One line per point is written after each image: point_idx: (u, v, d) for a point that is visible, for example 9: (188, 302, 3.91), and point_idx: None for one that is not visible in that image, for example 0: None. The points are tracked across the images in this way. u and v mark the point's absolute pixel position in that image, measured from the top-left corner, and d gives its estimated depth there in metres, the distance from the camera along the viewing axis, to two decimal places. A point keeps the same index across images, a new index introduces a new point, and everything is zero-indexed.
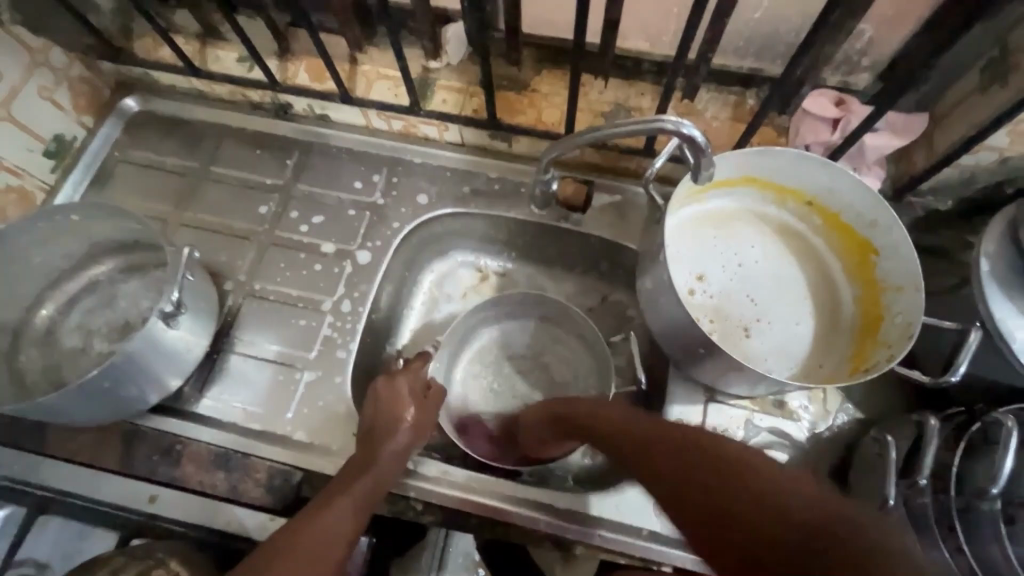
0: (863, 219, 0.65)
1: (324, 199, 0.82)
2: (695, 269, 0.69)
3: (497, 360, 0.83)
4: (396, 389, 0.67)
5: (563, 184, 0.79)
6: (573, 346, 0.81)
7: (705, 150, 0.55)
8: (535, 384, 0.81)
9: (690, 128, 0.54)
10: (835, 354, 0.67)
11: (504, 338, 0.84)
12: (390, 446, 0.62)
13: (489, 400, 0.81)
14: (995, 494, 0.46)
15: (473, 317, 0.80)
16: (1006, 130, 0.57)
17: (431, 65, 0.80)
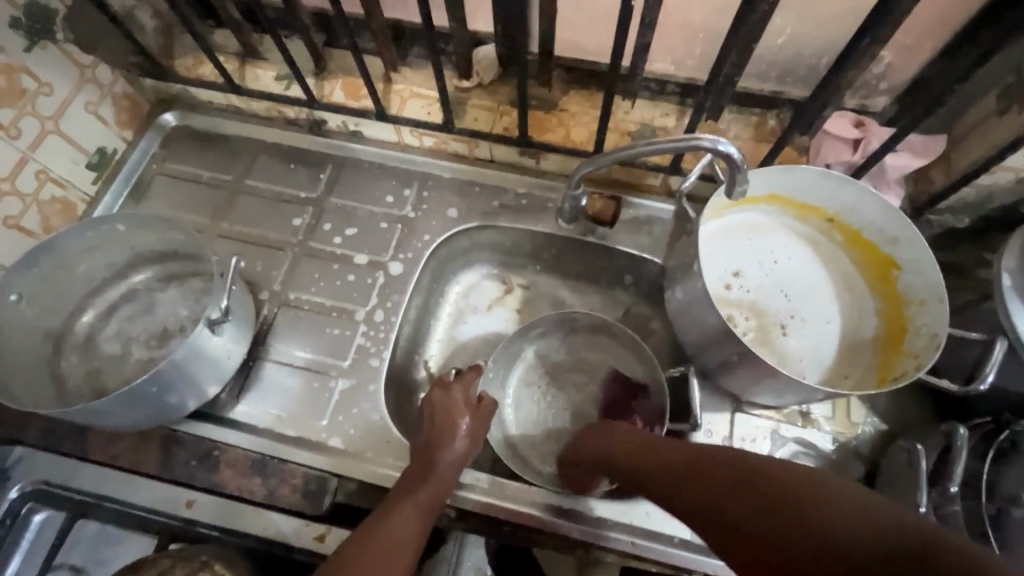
0: (884, 235, 0.68)
1: (357, 212, 0.85)
2: (730, 267, 0.71)
3: (542, 378, 0.83)
4: (453, 398, 0.68)
5: (591, 200, 0.82)
6: (617, 353, 0.81)
7: (740, 167, 0.57)
8: (580, 400, 0.81)
9: (726, 146, 0.56)
10: (865, 356, 0.69)
11: (543, 355, 0.84)
12: (445, 457, 0.62)
13: (536, 413, 0.81)
14: None
15: (516, 336, 0.81)
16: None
17: (463, 84, 0.83)
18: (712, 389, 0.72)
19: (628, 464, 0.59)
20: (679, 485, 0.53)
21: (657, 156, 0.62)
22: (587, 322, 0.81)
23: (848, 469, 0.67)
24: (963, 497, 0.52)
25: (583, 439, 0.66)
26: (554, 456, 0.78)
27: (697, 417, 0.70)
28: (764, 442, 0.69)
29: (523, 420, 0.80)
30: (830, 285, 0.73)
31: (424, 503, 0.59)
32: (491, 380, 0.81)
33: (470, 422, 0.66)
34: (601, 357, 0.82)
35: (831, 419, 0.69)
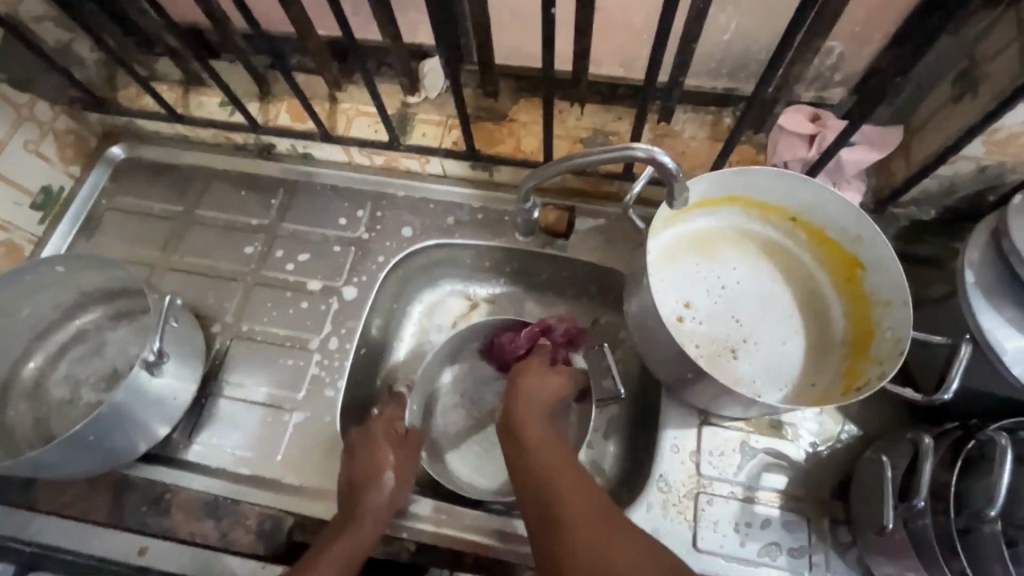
0: (847, 234, 0.65)
1: (309, 236, 0.82)
2: (679, 296, 0.68)
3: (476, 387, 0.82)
4: (373, 435, 0.66)
5: (545, 212, 0.79)
6: None
7: (677, 175, 0.56)
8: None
9: (662, 155, 0.54)
10: (826, 376, 0.66)
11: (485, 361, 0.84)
12: (373, 498, 0.62)
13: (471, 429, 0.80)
14: (994, 516, 0.45)
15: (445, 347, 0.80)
16: (983, 139, 0.56)
17: (410, 100, 0.81)
18: (678, 404, 0.69)
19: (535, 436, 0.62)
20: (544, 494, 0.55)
21: (599, 166, 0.60)
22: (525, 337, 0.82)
23: (823, 480, 0.64)
24: (932, 511, 0.49)
25: (534, 379, 0.68)
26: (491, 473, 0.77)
27: (662, 435, 0.68)
28: (734, 455, 0.66)
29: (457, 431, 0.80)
30: (789, 304, 0.69)
31: (364, 537, 0.60)
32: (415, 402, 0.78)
33: (395, 461, 0.65)
34: None
35: (802, 426, 0.66)
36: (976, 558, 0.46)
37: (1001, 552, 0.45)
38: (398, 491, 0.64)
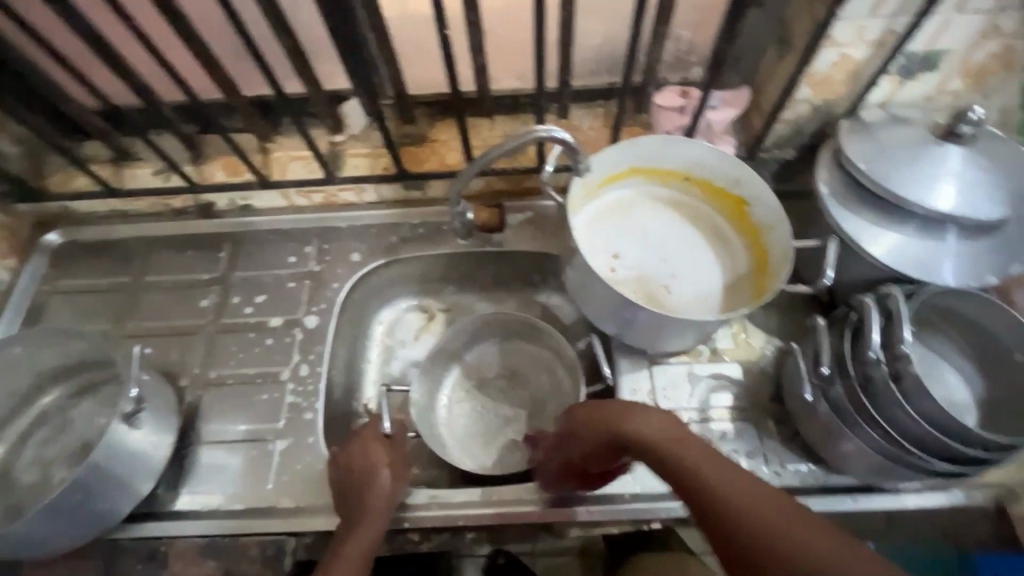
0: (729, 179, 0.77)
1: (262, 279, 0.86)
2: (609, 252, 0.79)
3: (478, 386, 0.85)
4: (359, 440, 0.68)
5: (477, 212, 0.87)
6: (544, 355, 0.85)
7: (577, 147, 0.66)
8: (516, 400, 0.84)
9: (559, 131, 0.65)
10: (744, 299, 0.77)
11: (482, 359, 0.87)
12: (373, 493, 0.64)
13: (472, 423, 0.82)
14: (877, 360, 0.56)
15: (448, 343, 0.83)
16: (807, 82, 0.70)
17: (337, 138, 0.88)
18: (628, 352, 0.77)
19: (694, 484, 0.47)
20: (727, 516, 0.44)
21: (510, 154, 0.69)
22: (509, 330, 0.86)
23: (762, 387, 0.74)
24: (838, 377, 0.60)
25: (628, 412, 0.55)
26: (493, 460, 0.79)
27: (620, 382, 0.76)
28: (684, 385, 0.74)
29: (457, 424, 0.82)
30: (707, 248, 0.81)
31: (369, 531, 0.62)
32: (418, 395, 0.80)
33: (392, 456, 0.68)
34: (530, 362, 0.86)
35: (734, 348, 0.76)
36: (878, 402, 0.57)
37: (892, 394, 0.55)
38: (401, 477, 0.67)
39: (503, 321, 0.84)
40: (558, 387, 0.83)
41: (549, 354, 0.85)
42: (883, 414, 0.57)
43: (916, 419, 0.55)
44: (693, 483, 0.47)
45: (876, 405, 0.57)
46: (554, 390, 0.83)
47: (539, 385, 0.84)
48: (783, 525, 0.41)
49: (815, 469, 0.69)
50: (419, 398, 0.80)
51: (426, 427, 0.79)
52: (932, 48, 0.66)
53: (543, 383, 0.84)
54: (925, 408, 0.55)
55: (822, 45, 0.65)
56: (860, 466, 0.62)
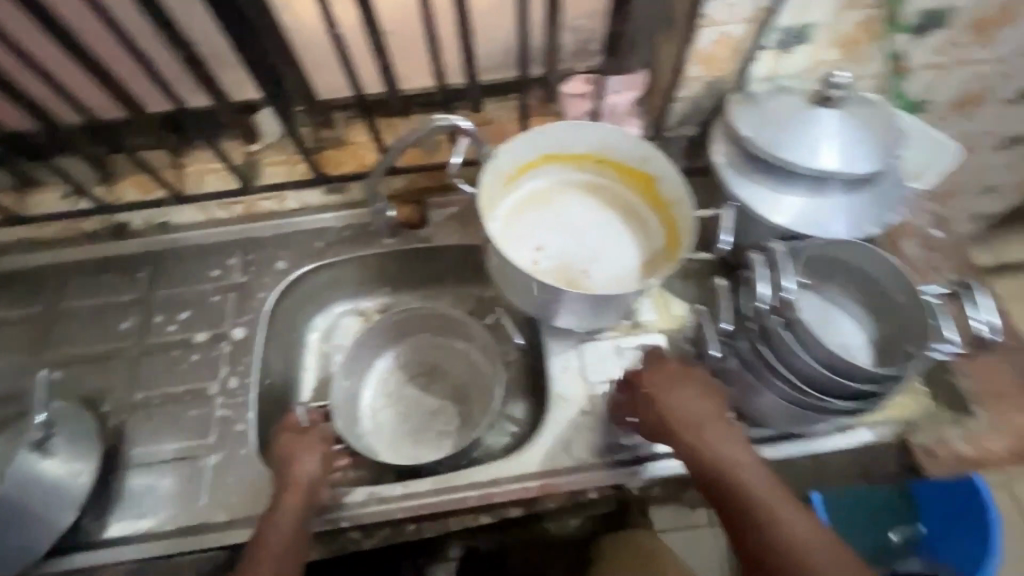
0: (633, 159, 0.80)
1: (185, 295, 0.84)
2: (531, 241, 0.82)
3: (397, 387, 0.86)
4: (279, 436, 0.68)
5: (398, 209, 0.87)
6: (464, 346, 0.86)
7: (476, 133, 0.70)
8: (440, 392, 0.85)
9: (459, 120, 0.68)
10: (661, 264, 0.80)
11: (407, 357, 0.87)
12: (292, 476, 0.64)
13: (402, 419, 0.83)
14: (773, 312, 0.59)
15: (361, 348, 0.83)
16: (695, 60, 0.74)
17: (253, 148, 0.88)
18: (558, 333, 0.79)
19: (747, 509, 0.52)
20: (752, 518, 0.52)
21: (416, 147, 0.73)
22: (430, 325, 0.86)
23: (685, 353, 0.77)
24: (742, 331, 0.63)
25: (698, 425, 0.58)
26: (425, 453, 0.80)
27: (551, 360, 0.77)
28: (612, 358, 0.77)
29: (383, 429, 0.83)
30: (620, 226, 0.84)
31: (296, 513, 0.61)
32: (339, 405, 0.79)
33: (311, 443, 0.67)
34: (452, 353, 0.87)
35: (657, 319, 0.79)
36: (779, 351, 0.60)
37: (788, 342, 0.59)
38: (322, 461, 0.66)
39: (417, 316, 0.84)
40: (479, 374, 0.85)
41: (467, 344, 0.86)
42: (783, 362, 0.60)
43: (812, 363, 0.58)
44: (739, 495, 0.53)
45: (775, 354, 0.61)
46: (478, 377, 0.85)
47: (458, 372, 0.86)
48: (796, 537, 0.50)
49: (739, 425, 0.71)
50: (341, 410, 0.79)
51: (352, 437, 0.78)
52: (801, 21, 0.71)
53: (465, 372, 0.86)
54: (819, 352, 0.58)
55: (701, 24, 0.69)
56: (773, 413, 0.66)
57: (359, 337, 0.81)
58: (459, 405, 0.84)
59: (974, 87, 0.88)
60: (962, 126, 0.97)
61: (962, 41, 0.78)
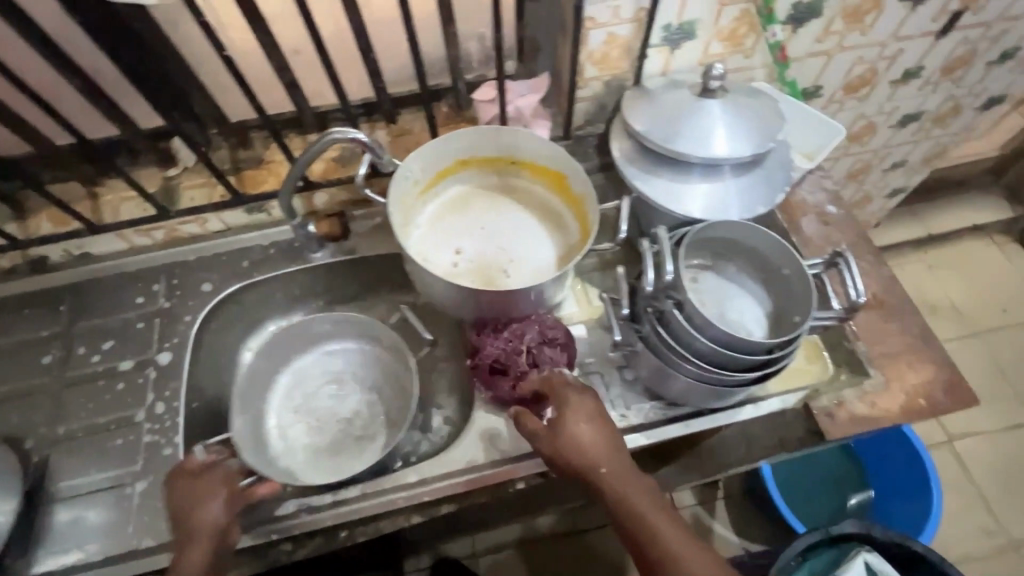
0: (537, 157, 0.83)
1: (109, 325, 0.84)
2: (451, 246, 0.85)
3: (303, 402, 0.87)
4: (176, 480, 0.64)
5: (318, 223, 0.88)
6: (361, 347, 0.89)
7: (371, 143, 0.71)
8: (348, 397, 0.87)
9: (353, 132, 0.69)
10: (574, 247, 0.84)
11: (307, 370, 0.89)
12: (194, 520, 0.60)
13: (316, 432, 0.84)
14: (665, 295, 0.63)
15: (260, 368, 0.83)
16: (588, 61, 0.78)
17: (170, 173, 0.88)
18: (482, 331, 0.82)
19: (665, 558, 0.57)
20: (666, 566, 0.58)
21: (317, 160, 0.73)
22: (322, 335, 0.88)
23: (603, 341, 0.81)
24: (642, 315, 0.67)
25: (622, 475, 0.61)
26: (348, 461, 0.81)
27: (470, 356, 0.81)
28: None
29: (297, 448, 0.83)
30: (518, 215, 0.87)
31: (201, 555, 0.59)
32: (245, 430, 0.78)
33: (218, 483, 0.63)
34: (351, 356, 0.89)
35: (577, 311, 0.83)
36: (674, 331, 0.64)
37: (680, 322, 0.62)
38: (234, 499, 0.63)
39: (313, 325, 0.86)
40: (384, 373, 0.87)
41: (366, 344, 0.89)
42: (680, 341, 0.64)
43: (703, 340, 0.62)
44: (655, 547, 0.58)
45: (670, 336, 0.64)
46: (381, 377, 0.88)
47: (358, 368, 0.89)
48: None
49: (656, 405, 0.75)
50: (247, 437, 0.78)
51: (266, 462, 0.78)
52: (683, 19, 0.75)
53: (368, 373, 0.88)
54: (705, 329, 0.62)
55: (588, 26, 0.73)
56: (688, 394, 0.69)
57: (256, 356, 0.82)
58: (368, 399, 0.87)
59: (862, 69, 0.94)
60: (856, 108, 1.03)
61: (839, 28, 0.83)
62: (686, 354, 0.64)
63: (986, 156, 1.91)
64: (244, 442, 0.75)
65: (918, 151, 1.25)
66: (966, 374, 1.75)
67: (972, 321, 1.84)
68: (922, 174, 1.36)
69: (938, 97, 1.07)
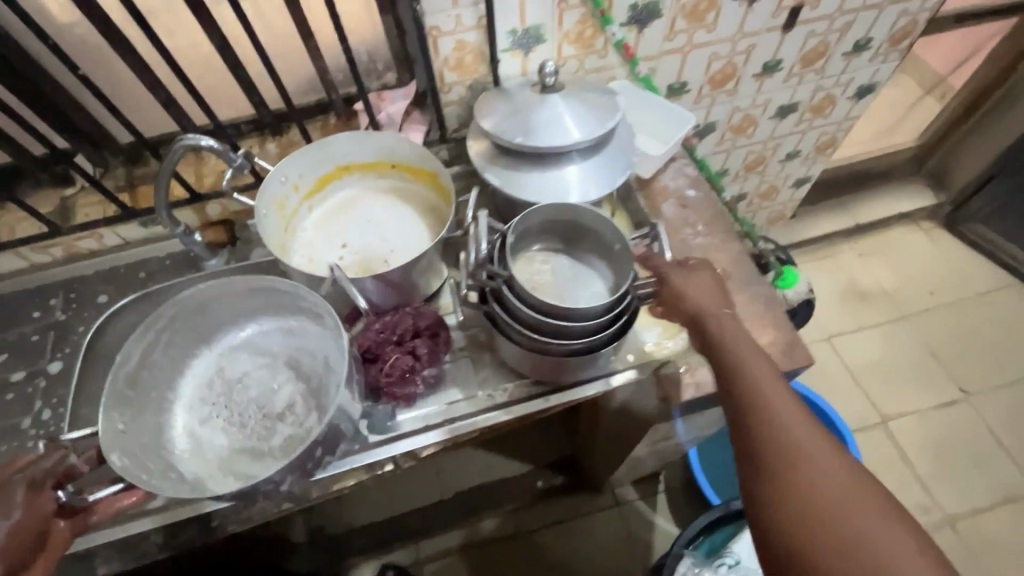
0: (410, 155, 0.88)
1: (4, 339, 0.87)
2: (337, 244, 0.89)
3: (219, 394, 0.79)
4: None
5: (203, 232, 0.91)
6: (286, 333, 0.81)
7: (224, 150, 0.75)
8: (270, 388, 0.79)
9: (203, 139, 0.73)
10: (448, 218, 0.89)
11: (226, 357, 0.81)
12: None
13: (226, 430, 0.76)
14: (495, 274, 0.68)
15: (159, 358, 0.75)
16: (444, 68, 0.85)
17: (67, 193, 0.92)
18: None
19: (787, 476, 0.51)
20: (788, 461, 0.51)
21: (178, 167, 0.76)
22: (238, 310, 0.80)
23: (476, 326, 0.84)
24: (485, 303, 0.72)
25: (791, 427, 0.53)
26: (257, 464, 0.73)
27: None
28: None
29: (203, 446, 0.75)
30: (396, 203, 0.92)
31: None
32: (134, 431, 0.71)
33: (26, 501, 0.58)
34: (275, 340, 0.81)
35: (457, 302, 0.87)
36: (509, 310, 0.69)
37: (509, 298, 0.68)
38: (52, 539, 0.60)
39: (222, 296, 0.77)
40: (312, 361, 0.79)
41: (293, 330, 0.81)
42: (513, 318, 0.69)
43: (531, 312, 0.66)
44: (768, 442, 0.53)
45: (507, 314, 0.70)
46: (306, 364, 0.79)
47: (282, 347, 0.80)
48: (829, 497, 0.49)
49: (519, 383, 0.79)
50: (135, 439, 0.70)
51: (162, 467, 0.70)
52: (527, 24, 0.82)
53: (290, 359, 0.80)
54: (529, 302, 0.67)
55: (434, 35, 0.80)
56: (547, 370, 0.74)
57: (132, 344, 0.71)
58: (290, 383, 0.78)
59: (720, 64, 1.01)
60: (729, 100, 1.10)
61: (683, 26, 0.90)
62: (521, 327, 0.68)
63: (905, 147, 2.00)
64: (123, 445, 0.68)
65: (808, 140, 1.31)
66: (900, 355, 1.79)
67: (904, 305, 1.88)
68: (821, 162, 1.42)
69: (808, 88, 1.14)
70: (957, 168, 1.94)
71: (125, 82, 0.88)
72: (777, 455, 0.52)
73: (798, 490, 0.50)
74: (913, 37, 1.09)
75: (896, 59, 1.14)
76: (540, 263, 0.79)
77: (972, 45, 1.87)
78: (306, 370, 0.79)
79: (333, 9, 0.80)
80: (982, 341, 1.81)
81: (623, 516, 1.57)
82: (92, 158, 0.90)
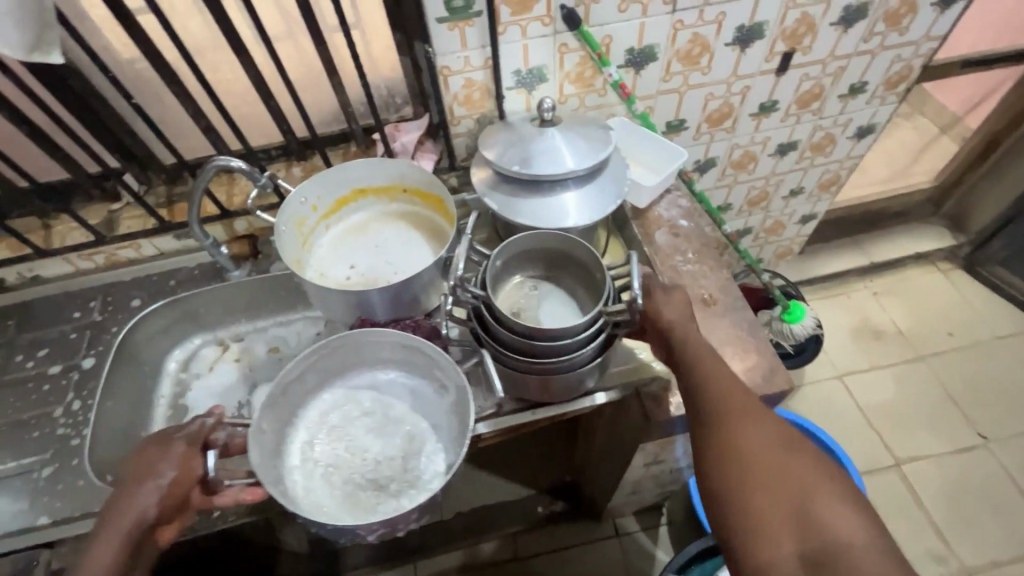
0: (422, 182, 0.95)
1: (47, 334, 0.97)
2: (347, 263, 0.96)
3: (336, 424, 0.82)
4: (148, 442, 0.66)
5: (230, 245, 1.00)
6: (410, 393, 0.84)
7: (252, 169, 0.84)
8: (382, 436, 0.81)
9: (234, 160, 0.82)
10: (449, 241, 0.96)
11: (349, 393, 0.84)
12: (146, 490, 0.62)
13: (331, 460, 0.79)
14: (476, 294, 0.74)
15: (305, 376, 0.80)
16: (453, 103, 0.92)
17: (113, 208, 1.02)
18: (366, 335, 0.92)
19: (753, 468, 0.57)
20: (756, 456, 0.57)
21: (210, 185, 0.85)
22: (373, 356, 0.84)
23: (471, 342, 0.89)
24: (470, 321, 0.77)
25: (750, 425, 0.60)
26: (350, 505, 0.75)
27: None
28: None
29: (310, 466, 0.78)
30: (408, 228, 0.99)
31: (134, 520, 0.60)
32: (267, 437, 0.75)
33: (179, 463, 0.64)
34: (398, 395, 0.84)
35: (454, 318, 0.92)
36: (489, 329, 0.75)
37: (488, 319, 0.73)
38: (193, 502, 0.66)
39: (375, 342, 0.81)
40: (424, 424, 0.81)
41: (417, 390, 0.84)
42: (493, 337, 0.74)
43: (507, 330, 0.72)
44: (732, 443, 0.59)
45: (486, 334, 0.75)
46: (416, 427, 0.82)
47: (401, 402, 0.83)
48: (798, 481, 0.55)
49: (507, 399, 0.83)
50: (266, 443, 0.75)
51: (278, 478, 0.73)
52: (530, 65, 0.89)
53: (406, 418, 0.82)
54: (502, 322, 0.72)
55: (445, 74, 0.88)
56: (529, 389, 0.78)
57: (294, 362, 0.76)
58: (399, 438, 0.81)
59: (717, 104, 1.06)
60: (728, 137, 1.15)
61: (678, 69, 0.96)
62: (498, 347, 0.74)
63: (921, 188, 2.00)
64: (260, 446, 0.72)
65: (810, 178, 1.35)
66: (914, 397, 1.75)
67: (920, 345, 1.85)
68: (826, 199, 1.45)
69: (806, 128, 1.18)
70: (975, 209, 1.93)
71: (171, 111, 0.99)
72: (746, 454, 0.58)
73: (770, 479, 0.55)
74: (909, 81, 1.13)
75: (894, 102, 1.18)
76: (528, 289, 0.87)
77: (986, 90, 1.89)
78: (417, 432, 0.81)
79: (356, 50, 0.89)
80: (1001, 386, 1.76)
81: (622, 548, 1.55)
82: (137, 176, 1.00)
